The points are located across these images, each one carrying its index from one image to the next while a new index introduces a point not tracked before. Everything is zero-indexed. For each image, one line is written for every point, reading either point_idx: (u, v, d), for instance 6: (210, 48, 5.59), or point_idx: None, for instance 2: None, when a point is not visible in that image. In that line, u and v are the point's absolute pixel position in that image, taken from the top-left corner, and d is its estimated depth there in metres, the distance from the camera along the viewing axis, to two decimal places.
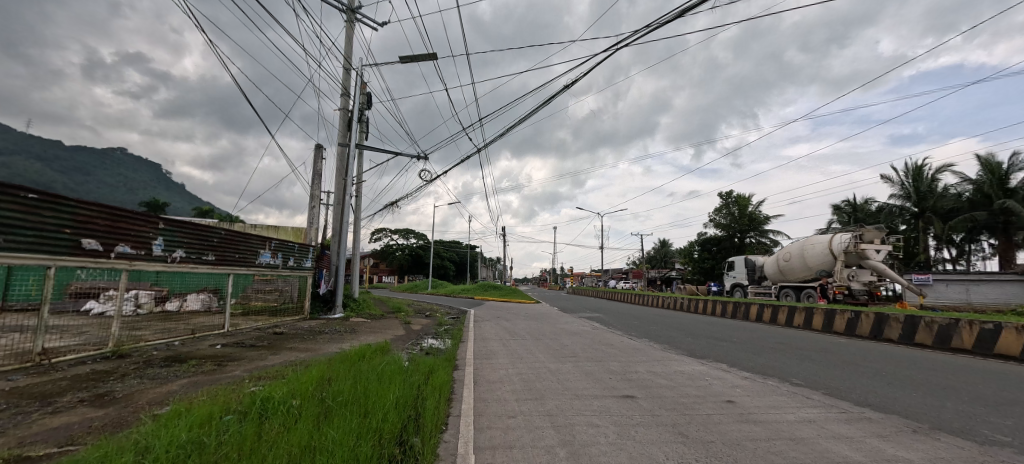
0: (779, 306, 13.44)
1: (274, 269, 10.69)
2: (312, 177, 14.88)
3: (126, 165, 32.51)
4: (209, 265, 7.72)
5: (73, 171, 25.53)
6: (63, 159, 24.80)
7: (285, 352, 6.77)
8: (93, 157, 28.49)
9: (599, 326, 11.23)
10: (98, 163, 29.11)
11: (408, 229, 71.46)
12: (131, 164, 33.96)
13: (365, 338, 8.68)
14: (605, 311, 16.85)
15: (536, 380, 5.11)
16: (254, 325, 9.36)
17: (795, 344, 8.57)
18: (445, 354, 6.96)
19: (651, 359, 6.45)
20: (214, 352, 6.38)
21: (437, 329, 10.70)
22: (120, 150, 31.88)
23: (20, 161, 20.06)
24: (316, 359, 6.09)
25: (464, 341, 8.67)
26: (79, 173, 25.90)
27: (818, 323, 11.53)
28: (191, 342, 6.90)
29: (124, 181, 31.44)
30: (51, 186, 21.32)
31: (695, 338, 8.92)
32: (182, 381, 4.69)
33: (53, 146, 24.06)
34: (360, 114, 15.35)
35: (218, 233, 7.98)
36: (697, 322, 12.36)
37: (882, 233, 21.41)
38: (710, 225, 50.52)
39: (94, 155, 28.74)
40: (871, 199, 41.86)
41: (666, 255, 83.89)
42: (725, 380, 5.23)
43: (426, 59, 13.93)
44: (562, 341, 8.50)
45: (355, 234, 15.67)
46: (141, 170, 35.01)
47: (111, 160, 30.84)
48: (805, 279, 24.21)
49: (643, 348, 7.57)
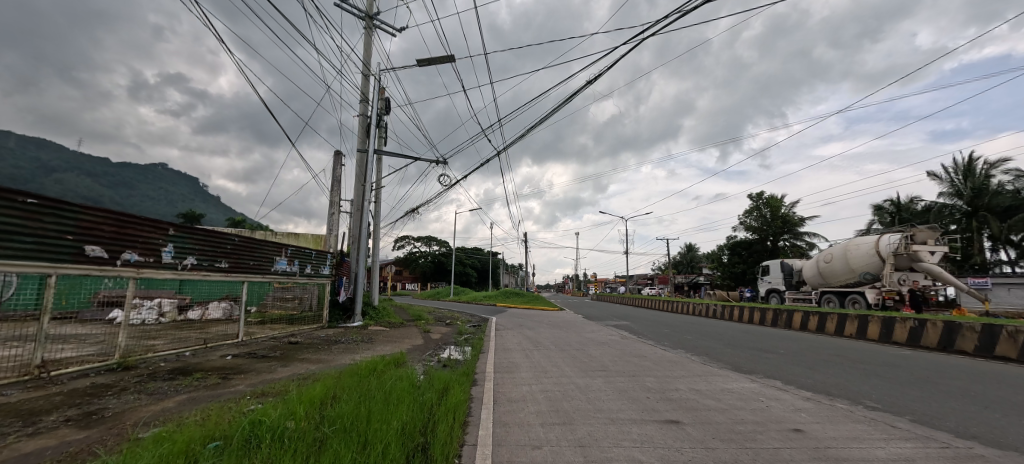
0: (826, 313, 12.26)
1: (290, 276, 10.43)
2: (331, 184, 14.83)
3: (167, 179, 34.17)
4: (223, 272, 7.50)
5: (119, 186, 26.95)
6: (111, 174, 26.19)
7: (295, 364, 6.42)
8: (137, 172, 29.99)
9: (629, 335, 10.49)
10: (142, 178, 30.67)
11: (431, 237, 72.11)
12: (172, 179, 35.65)
13: (379, 348, 8.29)
14: (634, 319, 16.01)
15: (563, 399, 4.52)
16: (270, 334, 9.16)
17: (854, 357, 7.58)
18: (464, 367, 6.43)
19: (693, 375, 5.71)
20: (223, 363, 6.12)
21: (457, 339, 10.23)
22: (162, 165, 33.53)
23: (70, 177, 21.26)
24: (326, 372, 5.70)
25: (485, 352, 8.16)
26: (126, 187, 27.32)
27: (873, 333, 10.35)
28: (202, 353, 6.71)
29: (165, 194, 32.97)
30: (97, 200, 22.49)
31: (739, 350, 8.05)
32: (180, 397, 4.40)
33: (102, 163, 25.50)
34: (379, 120, 15.26)
35: (232, 239, 7.78)
36: (735, 331, 11.38)
37: (936, 233, 19.57)
38: (740, 227, 48.51)
39: (138, 170, 30.27)
40: (917, 197, 39.01)
41: (693, 260, 81.24)
42: (785, 401, 4.47)
43: (442, 61, 13.70)
44: (591, 352, 7.86)
45: (375, 241, 15.48)
46: (180, 184, 36.67)
47: (153, 175, 32.45)
48: (849, 283, 22.46)
49: (680, 361, 6.83)
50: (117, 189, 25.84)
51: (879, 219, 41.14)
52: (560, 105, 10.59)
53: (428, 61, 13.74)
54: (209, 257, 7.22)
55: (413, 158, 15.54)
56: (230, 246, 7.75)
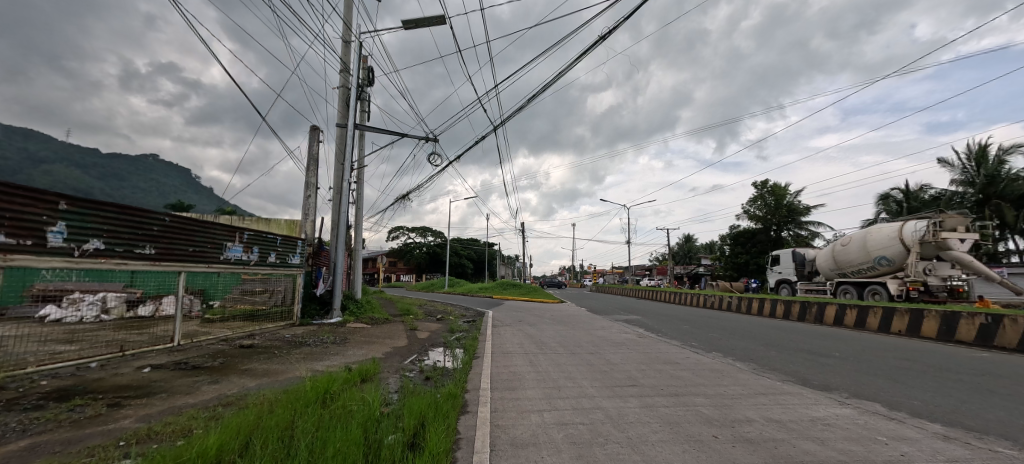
0: (865, 307, 10.84)
1: (245, 267, 8.38)
2: (307, 163, 13.14)
3: (161, 169, 32.29)
4: (147, 261, 5.82)
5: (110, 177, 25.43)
6: (100, 165, 24.73)
7: (231, 378, 4.89)
8: (130, 162, 28.31)
9: (647, 333, 9.09)
10: (134, 168, 28.99)
11: (427, 226, 70.42)
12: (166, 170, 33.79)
13: (350, 352, 6.80)
14: (644, 313, 14.59)
15: (593, 441, 3.08)
16: (221, 334, 7.59)
17: (938, 363, 6.09)
18: (452, 382, 4.90)
19: (756, 395, 4.25)
20: (128, 382, 4.60)
21: (447, 339, 8.73)
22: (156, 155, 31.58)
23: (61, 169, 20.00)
24: (261, 396, 4.11)
25: (479, 356, 6.74)
26: (117, 178, 25.82)
27: (929, 331, 8.93)
28: (113, 364, 5.18)
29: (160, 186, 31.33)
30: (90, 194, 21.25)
31: (796, 356, 6.55)
32: (15, 447, 2.89)
33: (92, 154, 23.95)
34: (361, 91, 13.57)
35: (159, 219, 6.07)
36: (769, 330, 9.86)
37: (966, 220, 18.18)
38: (744, 217, 47.28)
39: (130, 160, 28.61)
40: (927, 185, 37.64)
41: (690, 250, 80.33)
42: (922, 445, 3.02)
43: (431, 22, 11.98)
44: (611, 358, 6.42)
45: (357, 227, 13.90)
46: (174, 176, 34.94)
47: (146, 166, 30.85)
48: (866, 272, 21.17)
49: (730, 372, 5.37)
50: (103, 180, 24.28)
51: (886, 208, 39.86)
52: (569, 66, 9.01)
53: (415, 22, 12.02)
54: (124, 240, 5.54)
55: (399, 135, 13.84)
56: (157, 228, 6.04)
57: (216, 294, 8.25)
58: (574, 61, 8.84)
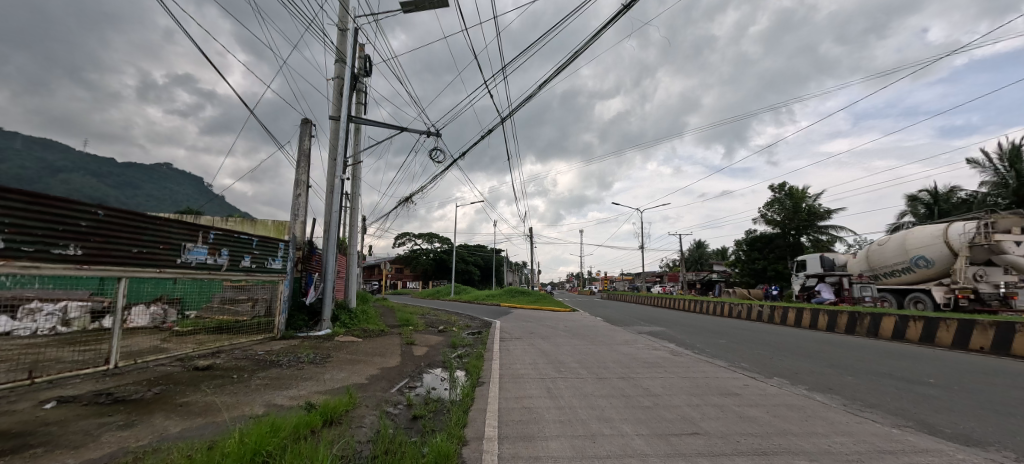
0: (934, 320, 9.29)
1: (210, 272, 7.15)
2: (298, 159, 12.06)
3: (173, 177, 31.90)
4: (72, 265, 4.68)
5: (125, 185, 24.82)
6: (114, 172, 24.29)
7: (154, 418, 3.66)
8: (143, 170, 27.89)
9: (681, 351, 7.71)
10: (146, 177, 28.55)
11: (434, 233, 69.33)
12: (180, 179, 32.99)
13: (330, 375, 5.60)
14: (668, 324, 13.15)
15: None
16: (182, 351, 6.46)
17: None
18: (448, 427, 3.62)
19: (886, 456, 2.94)
20: (6, 427, 3.38)
21: (447, 357, 7.44)
22: (167, 166, 30.62)
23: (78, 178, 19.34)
24: (178, 450, 2.88)
25: (487, 381, 5.48)
26: (131, 187, 25.31)
27: (1023, 349, 7.41)
28: (12, 396, 4.01)
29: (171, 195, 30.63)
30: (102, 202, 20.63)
31: (888, 385, 5.14)
32: None
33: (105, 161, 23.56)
34: (356, 81, 12.48)
35: (84, 214, 4.90)
36: (823, 346, 8.39)
37: (1022, 220, 16.44)
38: (761, 221, 45.56)
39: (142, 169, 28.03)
40: (957, 186, 35.43)
41: (701, 257, 77.76)
42: None
43: (433, 2, 10.85)
44: (650, 386, 5.07)
45: (352, 230, 12.74)
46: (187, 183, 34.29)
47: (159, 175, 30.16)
48: (908, 280, 19.37)
49: (818, 412, 4.02)
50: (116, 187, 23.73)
51: (913, 211, 37.61)
52: (589, 42, 7.76)
53: (414, 4, 10.92)
54: (38, 238, 4.38)
55: (398, 129, 12.71)
56: (84, 224, 4.90)
57: (195, 303, 7.54)
58: (595, 33, 7.52)
